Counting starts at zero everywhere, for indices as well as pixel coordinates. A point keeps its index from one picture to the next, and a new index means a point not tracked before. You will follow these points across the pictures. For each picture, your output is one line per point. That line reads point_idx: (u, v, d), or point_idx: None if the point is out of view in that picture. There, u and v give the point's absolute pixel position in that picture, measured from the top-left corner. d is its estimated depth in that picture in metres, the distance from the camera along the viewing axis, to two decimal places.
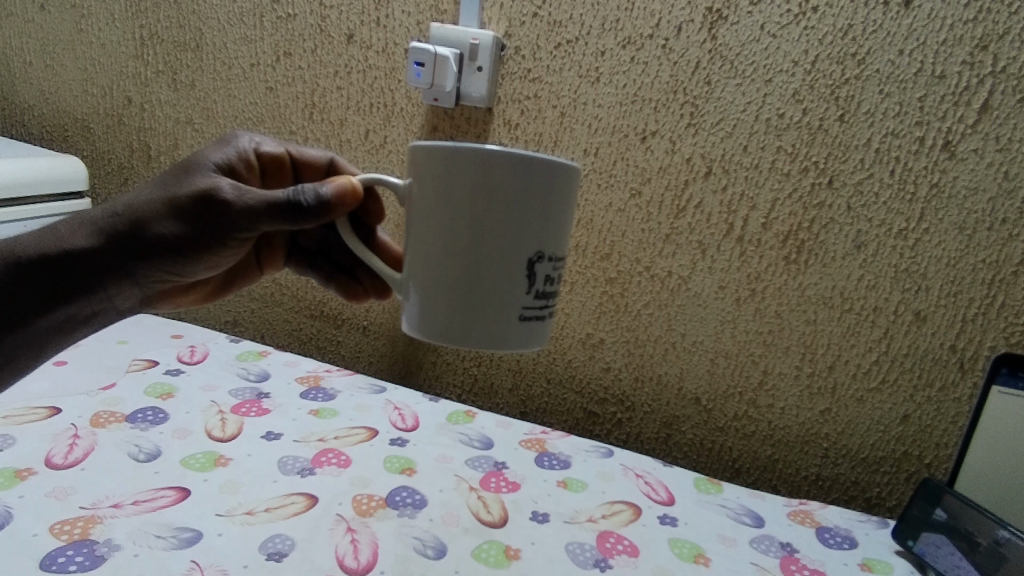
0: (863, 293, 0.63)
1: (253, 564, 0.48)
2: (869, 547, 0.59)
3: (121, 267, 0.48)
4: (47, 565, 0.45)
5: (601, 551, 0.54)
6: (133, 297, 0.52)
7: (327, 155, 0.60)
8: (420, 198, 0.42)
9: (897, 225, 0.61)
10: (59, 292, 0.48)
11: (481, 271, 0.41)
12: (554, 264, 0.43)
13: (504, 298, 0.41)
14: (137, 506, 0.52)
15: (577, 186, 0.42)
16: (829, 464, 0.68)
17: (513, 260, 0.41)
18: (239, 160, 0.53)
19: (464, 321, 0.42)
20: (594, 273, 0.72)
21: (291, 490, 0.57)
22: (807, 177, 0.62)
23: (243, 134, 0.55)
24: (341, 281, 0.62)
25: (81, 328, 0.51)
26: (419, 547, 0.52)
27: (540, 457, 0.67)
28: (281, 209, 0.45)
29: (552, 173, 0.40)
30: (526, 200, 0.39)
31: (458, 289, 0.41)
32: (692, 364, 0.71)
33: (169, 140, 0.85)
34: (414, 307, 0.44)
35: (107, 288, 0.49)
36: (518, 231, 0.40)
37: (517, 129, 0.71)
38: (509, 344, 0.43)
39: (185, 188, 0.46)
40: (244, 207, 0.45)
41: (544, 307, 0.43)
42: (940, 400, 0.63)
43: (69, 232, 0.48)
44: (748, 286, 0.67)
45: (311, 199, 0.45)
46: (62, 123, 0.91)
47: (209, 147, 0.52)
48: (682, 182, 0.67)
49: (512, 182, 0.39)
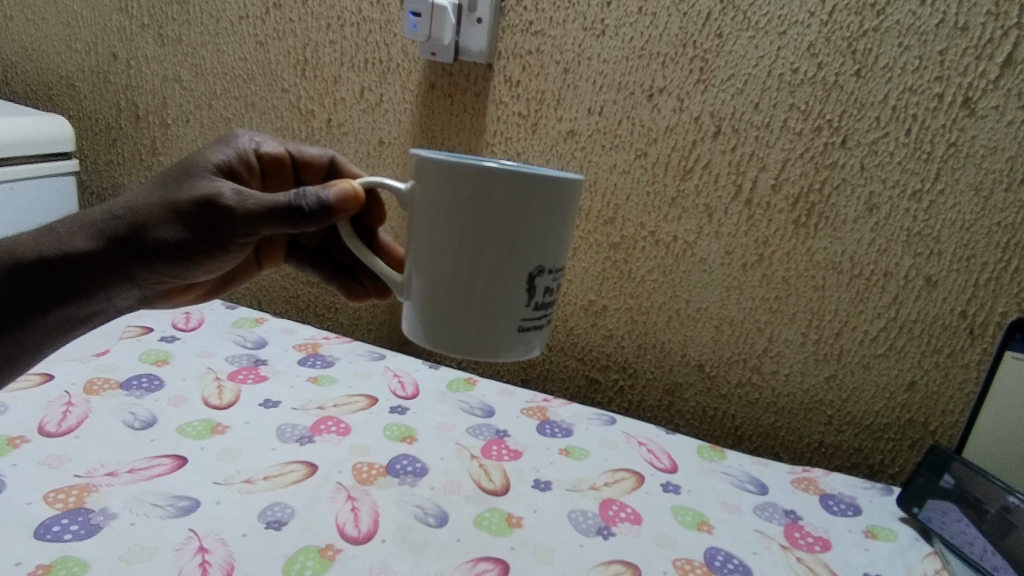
0: (874, 258, 0.62)
1: (252, 533, 0.47)
2: (874, 514, 0.59)
3: (123, 269, 0.46)
4: (41, 534, 0.44)
5: (604, 518, 0.53)
6: (134, 297, 0.50)
7: (327, 154, 0.58)
8: (417, 202, 0.40)
9: (911, 187, 0.59)
10: (62, 291, 0.46)
11: (480, 283, 0.40)
12: (554, 275, 0.41)
13: (503, 308, 0.40)
14: (133, 474, 0.51)
15: (580, 195, 0.40)
16: (833, 430, 0.67)
17: (514, 273, 0.39)
18: (239, 161, 0.50)
19: (462, 331, 0.41)
20: (597, 238, 0.70)
21: (291, 459, 0.56)
22: (820, 136, 0.60)
23: (243, 133, 0.53)
24: (344, 280, 0.61)
25: (79, 327, 0.50)
26: (420, 515, 0.51)
27: (542, 425, 0.66)
28: (283, 214, 0.43)
29: (554, 190, 0.38)
30: (527, 214, 0.38)
31: (457, 296, 0.40)
32: (696, 332, 0.70)
33: (158, 99, 0.83)
34: (412, 307, 0.43)
35: (109, 289, 0.47)
36: (518, 246, 0.39)
37: (518, 87, 0.69)
38: (507, 351, 0.42)
39: (185, 191, 0.45)
40: (245, 212, 0.43)
41: (543, 314, 0.42)
42: (948, 366, 0.62)
43: (69, 232, 0.46)
44: (756, 251, 0.65)
45: (313, 204, 0.43)
46: (46, 80, 0.88)
47: (209, 148, 0.49)
48: (690, 142, 0.64)
49: (512, 197, 0.37)
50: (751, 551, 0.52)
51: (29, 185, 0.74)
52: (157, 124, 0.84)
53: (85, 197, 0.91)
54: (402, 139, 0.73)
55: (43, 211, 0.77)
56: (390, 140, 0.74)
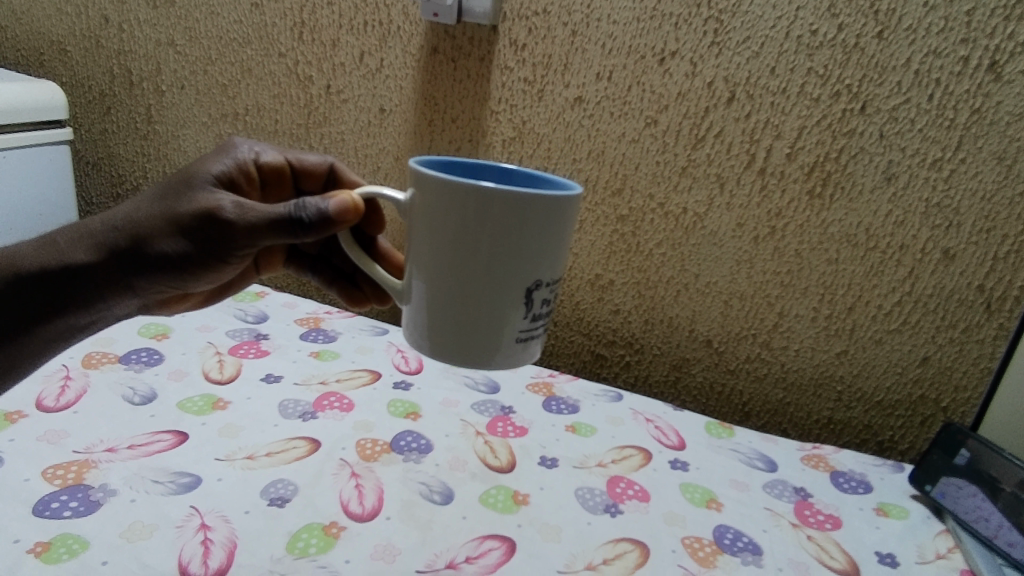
0: (890, 230, 0.60)
1: (255, 510, 0.46)
2: (884, 491, 0.58)
3: (123, 281, 0.45)
4: (40, 511, 0.43)
5: (612, 496, 0.52)
6: (133, 305, 0.49)
7: (326, 161, 0.56)
8: (413, 212, 0.39)
9: (932, 155, 0.57)
10: (61, 303, 0.46)
11: (474, 297, 0.39)
12: (552, 287, 0.41)
13: (500, 322, 0.39)
14: (133, 451, 0.50)
15: (578, 209, 0.39)
16: (843, 407, 0.67)
17: (508, 289, 0.38)
18: (239, 171, 0.48)
19: (458, 343, 0.40)
20: (604, 210, 0.68)
21: (292, 435, 0.55)
22: (838, 102, 0.58)
23: (243, 141, 0.51)
24: (344, 286, 0.60)
25: (79, 336, 0.50)
26: (425, 493, 0.50)
27: (548, 401, 0.65)
28: (282, 226, 0.41)
29: (552, 208, 0.37)
30: (525, 233, 0.37)
31: (454, 310, 0.39)
32: (705, 307, 0.68)
33: (152, 65, 0.81)
34: (408, 312, 0.42)
35: (109, 298, 0.47)
36: (516, 263, 0.38)
37: (523, 51, 0.66)
38: (500, 361, 0.41)
39: (185, 204, 0.43)
40: (246, 225, 0.42)
41: (538, 325, 0.41)
42: (962, 342, 0.61)
43: (68, 244, 0.45)
44: (768, 223, 0.63)
45: (312, 216, 0.41)
46: (38, 46, 0.86)
47: (208, 158, 0.47)
48: (702, 109, 0.62)
49: (510, 216, 0.36)
50: (761, 529, 0.51)
51: (20, 155, 0.72)
52: (152, 91, 0.82)
53: (81, 167, 0.89)
54: (403, 106, 0.72)
55: (35, 181, 0.75)
56: (392, 108, 0.72)
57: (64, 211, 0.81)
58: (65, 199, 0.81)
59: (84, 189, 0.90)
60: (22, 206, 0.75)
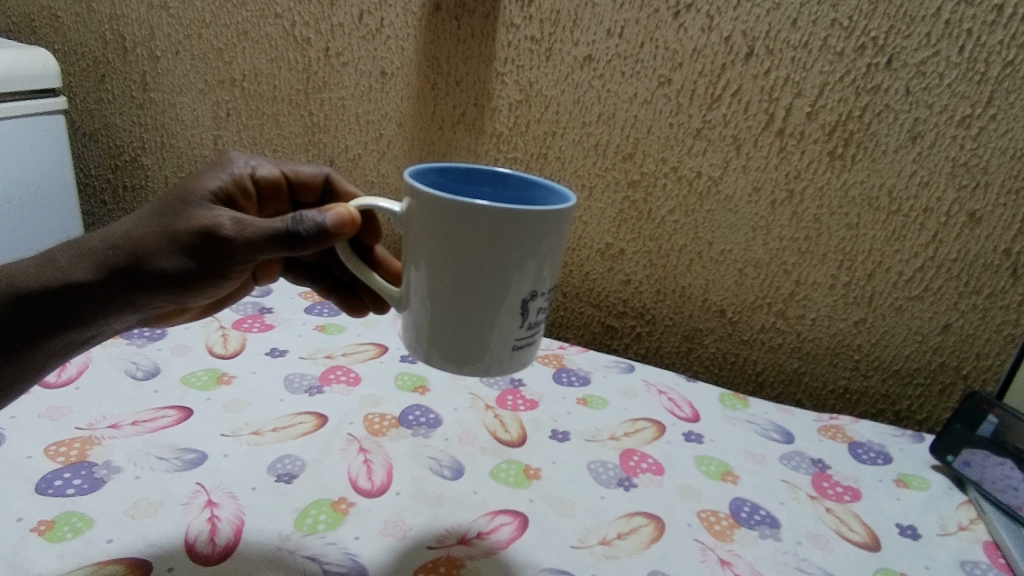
0: (914, 192, 0.57)
1: (262, 487, 0.45)
2: (904, 462, 0.57)
3: (125, 299, 0.43)
4: (42, 489, 0.42)
5: (625, 469, 0.51)
6: (134, 319, 0.47)
7: (322, 172, 0.54)
8: (407, 222, 0.38)
9: (961, 112, 0.54)
10: (64, 325, 0.43)
11: (467, 310, 0.38)
12: (547, 295, 0.40)
13: (495, 333, 0.38)
14: (137, 427, 0.49)
15: (571, 218, 0.37)
16: (859, 376, 0.65)
17: (502, 302, 0.37)
18: (235, 186, 0.47)
19: (455, 353, 0.39)
20: (616, 175, 0.66)
21: (300, 410, 0.53)
22: (863, 56, 0.55)
23: (238, 155, 0.50)
24: (341, 294, 0.58)
25: (78, 350, 0.46)
26: (435, 467, 0.49)
27: (558, 373, 0.64)
28: (280, 240, 0.40)
29: (545, 222, 0.36)
30: (517, 249, 0.36)
31: (450, 322, 0.38)
32: (719, 275, 0.66)
33: (145, 29, 0.78)
34: (405, 319, 0.41)
35: (110, 316, 0.44)
36: (510, 277, 0.37)
37: (530, 7, 0.63)
38: (496, 371, 0.40)
39: (184, 221, 0.41)
40: (245, 241, 0.40)
41: (534, 333, 0.40)
42: (986, 308, 0.59)
43: (69, 262, 0.43)
44: (787, 186, 0.61)
45: (311, 229, 0.39)
46: (28, 12, 0.83)
47: (203, 173, 0.46)
48: (719, 66, 0.59)
49: (502, 232, 0.35)
50: (778, 501, 0.50)
51: (13, 125, 0.71)
52: (146, 57, 0.79)
53: (77, 138, 0.87)
54: (406, 70, 0.69)
55: (29, 153, 0.74)
56: (393, 71, 0.70)
57: (61, 183, 0.79)
58: (62, 170, 0.79)
59: (83, 160, 0.89)
60: (18, 179, 0.73)
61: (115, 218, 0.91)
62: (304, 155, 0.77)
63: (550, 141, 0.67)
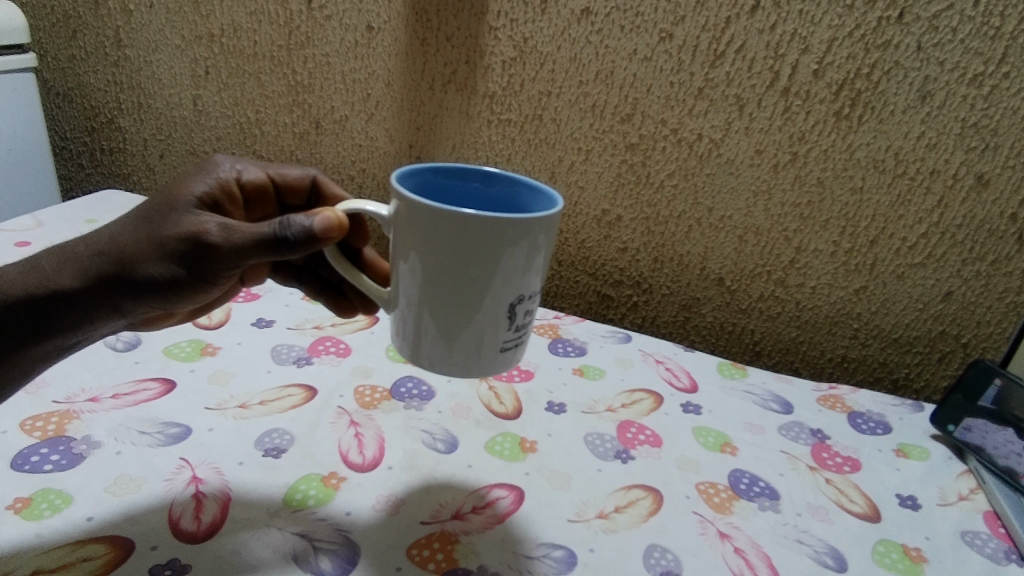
0: (921, 154, 0.55)
1: (249, 462, 0.43)
2: (905, 432, 0.56)
3: (111, 306, 0.41)
4: (19, 465, 0.41)
5: (622, 442, 0.49)
6: (120, 323, 0.43)
7: (309, 175, 0.52)
8: (393, 224, 0.36)
9: (973, 70, 0.52)
10: (51, 332, 0.40)
11: (455, 315, 0.36)
12: (535, 298, 0.38)
13: (483, 337, 0.37)
14: (117, 400, 0.47)
15: (560, 221, 0.36)
16: (858, 345, 0.64)
17: (492, 306, 0.36)
18: (221, 190, 0.44)
19: (442, 357, 0.38)
20: (613, 138, 0.64)
21: (287, 382, 0.51)
22: (874, 9, 0.53)
23: (223, 159, 0.47)
24: (331, 296, 0.56)
25: (64, 354, 0.44)
26: (428, 441, 0.47)
27: (554, 344, 0.62)
28: (268, 246, 0.38)
29: (534, 229, 0.34)
30: (504, 255, 0.34)
31: (437, 326, 0.37)
32: (718, 243, 0.64)
33: None
34: (393, 321, 0.40)
35: (97, 324, 0.42)
36: (496, 283, 0.35)
37: None
38: (484, 374, 0.39)
39: (169, 227, 0.39)
40: (233, 248, 0.38)
41: (522, 335, 0.39)
42: (989, 275, 0.58)
43: (55, 268, 0.40)
44: (790, 148, 0.59)
45: (298, 234, 0.37)
46: None
47: (187, 178, 0.43)
48: (722, 20, 0.56)
49: (488, 239, 0.33)
50: (778, 473, 0.49)
51: None
52: (119, 11, 0.76)
53: (51, 98, 0.85)
54: (395, 26, 0.66)
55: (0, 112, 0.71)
56: (379, 25, 0.67)
57: (35, 144, 0.76)
58: (37, 132, 0.76)
59: (57, 122, 0.86)
60: None
61: (94, 181, 0.89)
62: (288, 116, 0.74)
63: (546, 101, 0.65)
